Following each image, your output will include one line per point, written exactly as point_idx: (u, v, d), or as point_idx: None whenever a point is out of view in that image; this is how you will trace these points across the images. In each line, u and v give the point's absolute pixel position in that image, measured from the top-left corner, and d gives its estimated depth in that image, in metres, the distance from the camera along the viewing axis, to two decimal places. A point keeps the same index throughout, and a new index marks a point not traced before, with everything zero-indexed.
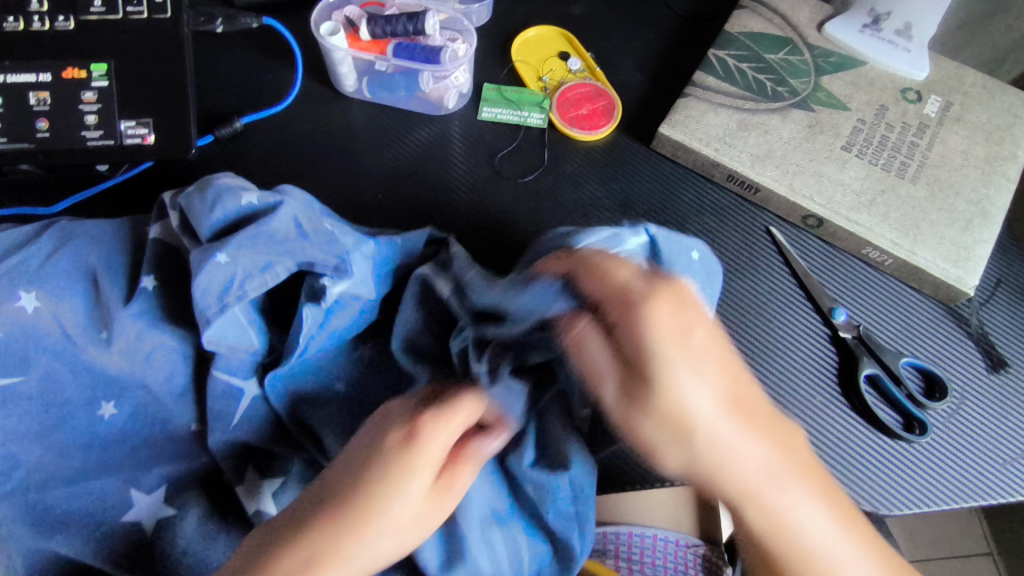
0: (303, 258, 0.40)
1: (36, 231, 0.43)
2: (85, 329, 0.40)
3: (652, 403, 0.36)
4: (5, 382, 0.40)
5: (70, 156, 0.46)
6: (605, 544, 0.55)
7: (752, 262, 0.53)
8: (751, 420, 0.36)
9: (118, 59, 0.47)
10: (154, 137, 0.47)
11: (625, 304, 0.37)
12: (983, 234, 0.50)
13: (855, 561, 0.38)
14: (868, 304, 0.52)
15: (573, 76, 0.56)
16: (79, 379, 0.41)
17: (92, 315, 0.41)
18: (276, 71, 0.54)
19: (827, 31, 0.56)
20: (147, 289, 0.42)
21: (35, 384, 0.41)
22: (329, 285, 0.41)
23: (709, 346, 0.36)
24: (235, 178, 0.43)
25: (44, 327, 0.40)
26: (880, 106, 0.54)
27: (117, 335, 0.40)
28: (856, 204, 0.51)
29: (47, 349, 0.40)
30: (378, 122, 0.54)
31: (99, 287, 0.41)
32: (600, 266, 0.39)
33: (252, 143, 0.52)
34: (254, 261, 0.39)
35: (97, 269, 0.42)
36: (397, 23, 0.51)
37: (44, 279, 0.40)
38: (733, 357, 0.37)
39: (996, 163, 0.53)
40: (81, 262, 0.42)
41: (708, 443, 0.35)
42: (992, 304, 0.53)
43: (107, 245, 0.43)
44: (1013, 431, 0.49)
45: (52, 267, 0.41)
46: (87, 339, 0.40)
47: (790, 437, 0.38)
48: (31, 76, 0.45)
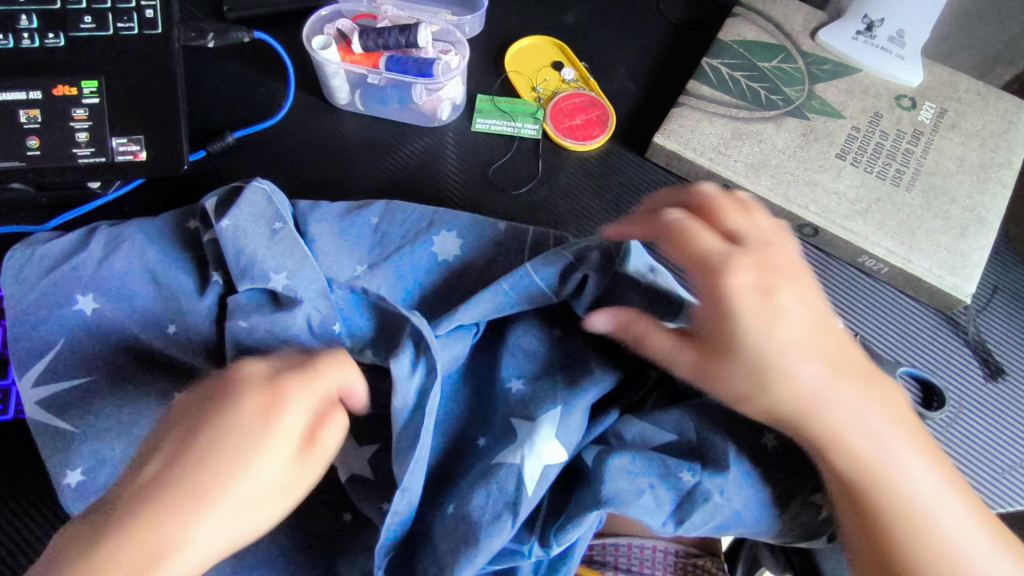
0: (309, 311, 0.41)
1: (82, 236, 0.44)
2: (153, 324, 0.42)
3: (725, 371, 0.38)
4: (74, 381, 0.41)
5: (61, 174, 0.46)
6: (603, 556, 0.54)
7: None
8: (842, 375, 0.37)
9: (108, 76, 0.47)
10: (146, 154, 0.47)
11: (709, 272, 0.39)
12: (980, 241, 0.50)
13: (852, 402, 0.37)
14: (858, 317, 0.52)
15: (567, 86, 0.56)
16: (144, 373, 0.42)
17: (158, 307, 0.43)
18: (270, 84, 0.54)
19: (821, 39, 0.56)
20: (217, 286, 0.43)
21: (102, 380, 0.41)
22: (338, 331, 0.42)
23: (792, 307, 0.38)
24: (253, 204, 0.43)
25: (109, 323, 0.42)
26: (875, 113, 0.54)
27: (187, 327, 0.42)
28: (851, 212, 0.51)
29: (114, 347, 0.42)
30: (372, 135, 0.54)
31: (162, 281, 0.43)
32: (686, 232, 0.40)
33: (246, 157, 0.52)
34: (263, 321, 0.41)
35: (156, 267, 0.43)
36: (389, 36, 0.51)
37: (101, 282, 0.42)
38: (825, 322, 0.39)
39: (991, 169, 0.53)
40: (135, 261, 0.43)
41: (821, 419, 0.37)
42: (989, 311, 0.53)
43: (155, 245, 0.44)
44: (1010, 441, 0.49)
45: (106, 268, 0.42)
46: (154, 332, 0.42)
47: (848, 364, 0.38)
48: (21, 93, 0.45)
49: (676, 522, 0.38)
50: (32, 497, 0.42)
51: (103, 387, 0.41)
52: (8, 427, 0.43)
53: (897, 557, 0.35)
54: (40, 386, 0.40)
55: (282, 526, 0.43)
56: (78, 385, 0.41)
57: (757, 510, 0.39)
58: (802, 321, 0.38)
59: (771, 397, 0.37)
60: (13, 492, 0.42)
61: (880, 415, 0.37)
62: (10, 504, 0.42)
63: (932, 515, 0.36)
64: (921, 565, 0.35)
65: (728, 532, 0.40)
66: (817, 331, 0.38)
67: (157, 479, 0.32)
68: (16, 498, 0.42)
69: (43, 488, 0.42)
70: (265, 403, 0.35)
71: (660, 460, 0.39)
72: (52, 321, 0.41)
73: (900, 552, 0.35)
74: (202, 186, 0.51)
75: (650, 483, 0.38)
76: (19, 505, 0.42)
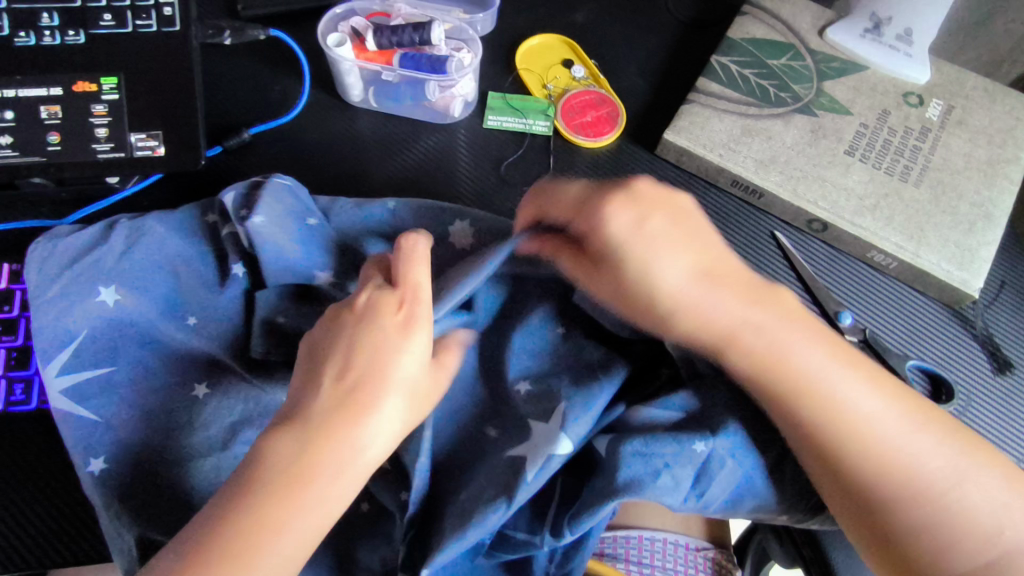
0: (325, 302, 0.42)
1: (102, 228, 0.44)
2: (172, 315, 0.43)
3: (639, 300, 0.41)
4: (95, 371, 0.41)
5: (81, 168, 0.47)
6: (615, 548, 0.54)
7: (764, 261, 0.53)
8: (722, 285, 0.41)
9: (127, 73, 0.47)
10: (164, 150, 0.48)
11: (583, 212, 0.42)
12: (987, 236, 0.51)
13: (740, 309, 0.40)
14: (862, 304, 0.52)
15: (577, 83, 0.57)
16: (165, 362, 0.43)
17: (176, 299, 0.44)
18: (284, 82, 0.55)
19: (829, 36, 0.56)
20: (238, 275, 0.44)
21: (124, 370, 0.42)
22: None
23: (662, 229, 0.42)
24: (277, 191, 0.45)
25: (130, 314, 0.42)
26: (883, 110, 0.54)
27: (203, 317, 0.43)
28: (860, 208, 0.51)
29: (136, 338, 0.42)
30: (385, 131, 0.55)
31: (180, 274, 0.44)
32: (555, 195, 0.44)
33: (261, 153, 0.53)
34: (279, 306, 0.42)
35: (174, 260, 0.44)
36: (403, 33, 0.51)
37: (121, 274, 0.43)
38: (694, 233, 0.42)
39: (998, 166, 0.53)
40: (155, 253, 0.44)
41: (717, 331, 0.40)
42: (997, 306, 0.53)
43: (174, 236, 0.45)
44: (1018, 433, 0.49)
45: (128, 260, 0.43)
46: (173, 322, 0.43)
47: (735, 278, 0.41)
48: (43, 90, 0.46)
49: (696, 496, 0.39)
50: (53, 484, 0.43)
51: (125, 377, 0.42)
52: (30, 418, 0.43)
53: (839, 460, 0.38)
54: (64, 375, 0.41)
55: None
56: (101, 375, 0.41)
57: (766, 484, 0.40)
58: (675, 247, 0.41)
59: (676, 323, 0.41)
60: (35, 481, 0.43)
61: (833, 367, 0.40)
62: (31, 491, 0.42)
63: (868, 421, 0.38)
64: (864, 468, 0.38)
65: (743, 507, 0.40)
66: (701, 252, 0.42)
67: (317, 405, 0.36)
68: (38, 486, 0.43)
69: (65, 477, 0.43)
70: (394, 314, 0.38)
71: (673, 438, 0.39)
72: (75, 312, 0.42)
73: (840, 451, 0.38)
74: (219, 181, 0.52)
75: (666, 463, 0.38)
76: (41, 493, 0.42)
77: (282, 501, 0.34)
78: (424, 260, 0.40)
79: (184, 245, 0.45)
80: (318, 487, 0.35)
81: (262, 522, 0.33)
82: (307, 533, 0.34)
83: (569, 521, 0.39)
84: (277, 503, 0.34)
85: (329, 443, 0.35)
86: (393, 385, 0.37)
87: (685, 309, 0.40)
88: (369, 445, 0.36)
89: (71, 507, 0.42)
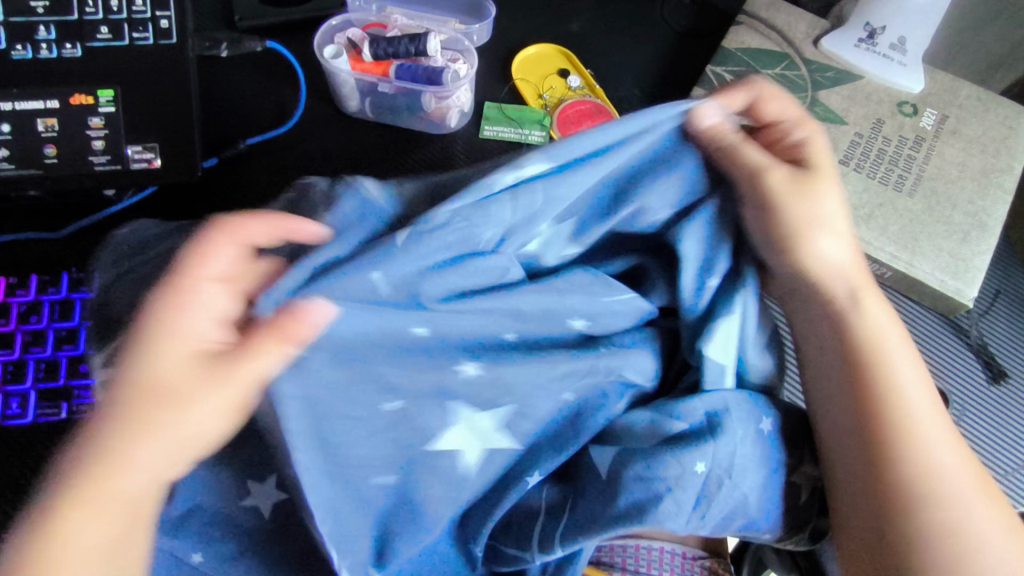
0: None
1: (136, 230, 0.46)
2: None
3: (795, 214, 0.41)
4: None
5: (78, 180, 0.48)
6: (611, 557, 0.49)
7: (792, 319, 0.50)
8: (854, 248, 0.43)
9: (124, 86, 0.47)
10: (160, 161, 0.49)
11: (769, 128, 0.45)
12: (981, 246, 0.51)
13: (846, 267, 0.42)
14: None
15: (573, 93, 0.57)
16: None
17: None
18: (281, 92, 0.55)
19: (824, 46, 0.57)
20: None
21: None
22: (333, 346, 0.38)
23: (832, 197, 0.43)
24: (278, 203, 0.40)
25: None
26: (877, 119, 0.55)
27: None
28: (855, 217, 0.51)
29: None
30: (381, 140, 0.54)
31: None
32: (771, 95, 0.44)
33: (257, 164, 0.53)
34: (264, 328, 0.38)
35: None
36: (399, 45, 0.52)
37: None
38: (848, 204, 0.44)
39: (992, 175, 0.53)
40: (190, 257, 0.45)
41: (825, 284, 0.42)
42: (992, 315, 0.54)
43: None
44: (1013, 443, 0.50)
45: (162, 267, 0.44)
46: None
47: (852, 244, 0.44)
48: (39, 103, 0.46)
49: (699, 518, 0.38)
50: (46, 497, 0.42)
51: None
52: (24, 432, 0.43)
53: (877, 433, 0.39)
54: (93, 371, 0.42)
55: None
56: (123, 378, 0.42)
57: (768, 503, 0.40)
58: (835, 203, 0.43)
59: (799, 263, 0.42)
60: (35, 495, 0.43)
61: (906, 357, 0.41)
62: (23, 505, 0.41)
63: (913, 406, 0.40)
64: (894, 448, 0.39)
65: (733, 523, 0.40)
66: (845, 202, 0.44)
67: (112, 411, 0.34)
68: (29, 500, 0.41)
69: None
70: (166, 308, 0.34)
71: (677, 457, 0.37)
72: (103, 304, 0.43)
73: (878, 423, 0.39)
74: (215, 193, 0.52)
75: (669, 484, 0.37)
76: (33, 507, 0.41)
77: (80, 507, 0.33)
78: (228, 275, 0.34)
79: None
80: (112, 488, 0.34)
81: (59, 531, 0.33)
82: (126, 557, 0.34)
83: (563, 536, 0.39)
84: (67, 517, 0.33)
85: (137, 451, 0.34)
86: (189, 403, 0.34)
87: (797, 217, 0.41)
88: (149, 455, 0.34)
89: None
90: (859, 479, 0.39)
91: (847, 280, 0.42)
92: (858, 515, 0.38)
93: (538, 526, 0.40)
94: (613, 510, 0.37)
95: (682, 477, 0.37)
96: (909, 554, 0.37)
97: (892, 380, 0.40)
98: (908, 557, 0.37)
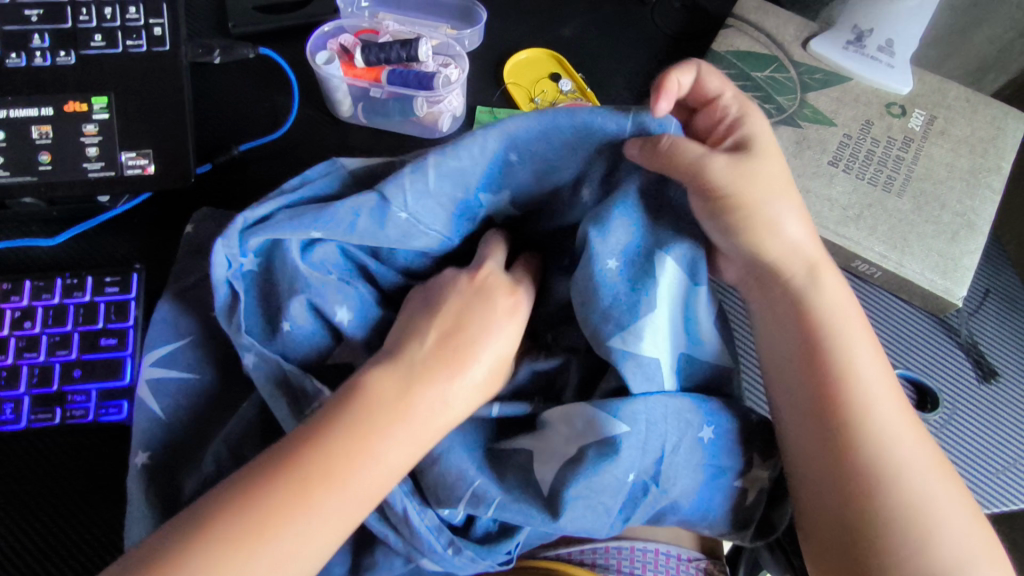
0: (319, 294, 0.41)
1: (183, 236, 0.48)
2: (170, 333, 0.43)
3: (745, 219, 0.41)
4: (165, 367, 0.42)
5: (72, 188, 0.47)
6: (607, 559, 0.49)
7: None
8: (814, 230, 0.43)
9: (118, 91, 0.48)
10: (154, 167, 0.48)
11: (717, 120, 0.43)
12: (970, 245, 0.51)
13: (811, 248, 0.42)
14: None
15: (564, 97, 0.57)
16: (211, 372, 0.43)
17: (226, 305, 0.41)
18: (274, 98, 0.55)
19: (812, 48, 0.57)
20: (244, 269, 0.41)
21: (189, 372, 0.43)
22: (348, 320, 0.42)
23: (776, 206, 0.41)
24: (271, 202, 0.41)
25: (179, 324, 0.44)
26: (866, 121, 0.55)
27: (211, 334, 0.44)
28: (844, 218, 0.52)
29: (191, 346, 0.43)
30: (373, 144, 0.55)
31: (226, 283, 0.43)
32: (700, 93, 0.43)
33: (250, 170, 0.53)
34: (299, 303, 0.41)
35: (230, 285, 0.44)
36: (391, 51, 0.52)
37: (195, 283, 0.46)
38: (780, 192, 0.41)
39: (980, 175, 0.54)
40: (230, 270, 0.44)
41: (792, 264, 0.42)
42: (981, 314, 0.54)
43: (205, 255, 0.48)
44: (1005, 441, 0.50)
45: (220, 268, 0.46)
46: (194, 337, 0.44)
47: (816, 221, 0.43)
48: (33, 110, 0.46)
49: (624, 523, 0.39)
50: (59, 508, 0.42)
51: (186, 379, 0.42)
52: (20, 438, 0.43)
53: (837, 424, 0.40)
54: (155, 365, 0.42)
55: None
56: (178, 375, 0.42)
57: (703, 499, 0.41)
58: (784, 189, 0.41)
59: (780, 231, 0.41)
60: (29, 497, 0.42)
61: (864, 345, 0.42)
62: (34, 517, 0.41)
63: (871, 397, 0.40)
64: (856, 439, 0.40)
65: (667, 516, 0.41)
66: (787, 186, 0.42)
67: (420, 352, 0.39)
68: (41, 509, 0.42)
69: (61, 487, 0.42)
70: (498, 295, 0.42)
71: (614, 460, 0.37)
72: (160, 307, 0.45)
73: (836, 413, 0.40)
74: (209, 199, 0.52)
75: (602, 485, 0.38)
76: (46, 520, 0.41)
77: (374, 429, 0.36)
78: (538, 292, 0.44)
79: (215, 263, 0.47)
80: (352, 471, 0.35)
81: (366, 447, 0.36)
82: (340, 520, 0.35)
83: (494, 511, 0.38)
84: (346, 452, 0.35)
85: (452, 391, 0.39)
86: (491, 368, 0.40)
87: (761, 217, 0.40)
88: (451, 411, 0.38)
89: (80, 530, 0.41)
90: (821, 473, 0.40)
91: (812, 262, 0.42)
92: (821, 513, 0.40)
93: (464, 499, 0.39)
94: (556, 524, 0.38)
95: (613, 476, 0.37)
96: (875, 543, 0.38)
97: (850, 369, 0.41)
98: (873, 548, 0.38)
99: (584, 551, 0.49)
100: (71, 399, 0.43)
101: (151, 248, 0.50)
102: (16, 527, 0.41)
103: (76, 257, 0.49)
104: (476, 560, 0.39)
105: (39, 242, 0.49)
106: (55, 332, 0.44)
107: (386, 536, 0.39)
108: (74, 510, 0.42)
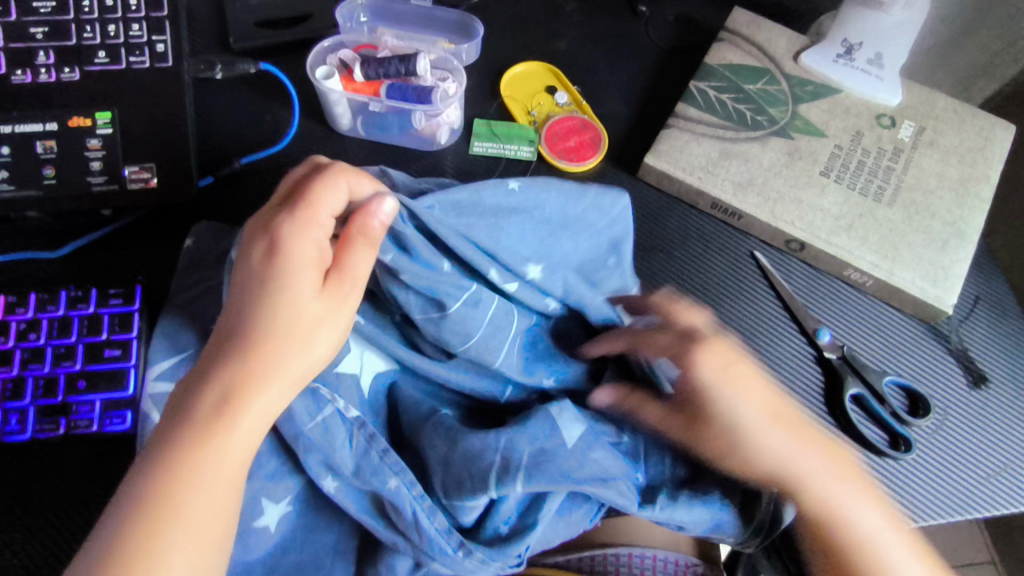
0: None
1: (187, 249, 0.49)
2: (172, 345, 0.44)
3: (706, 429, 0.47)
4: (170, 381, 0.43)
5: (76, 202, 0.48)
6: (605, 566, 0.50)
7: (760, 308, 0.54)
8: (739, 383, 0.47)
9: (121, 107, 0.49)
10: (157, 181, 0.49)
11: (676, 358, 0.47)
12: (959, 254, 0.52)
13: (738, 401, 0.47)
14: (764, 380, 0.51)
15: (560, 109, 0.58)
16: None
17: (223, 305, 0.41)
18: (276, 112, 0.56)
19: (804, 61, 0.58)
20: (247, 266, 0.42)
21: None
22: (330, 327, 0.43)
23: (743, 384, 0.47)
24: None
25: (181, 337, 0.45)
26: (857, 132, 0.56)
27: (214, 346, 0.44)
28: (836, 228, 0.53)
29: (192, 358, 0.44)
30: (372, 157, 0.56)
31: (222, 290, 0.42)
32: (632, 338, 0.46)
33: (251, 182, 0.54)
34: None
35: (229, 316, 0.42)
36: (389, 66, 0.53)
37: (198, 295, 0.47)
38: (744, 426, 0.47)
39: (969, 185, 0.55)
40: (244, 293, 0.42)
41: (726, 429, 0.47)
42: (972, 321, 0.55)
43: (207, 267, 0.48)
44: (997, 446, 0.50)
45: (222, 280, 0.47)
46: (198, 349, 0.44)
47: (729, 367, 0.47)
48: (38, 125, 0.47)
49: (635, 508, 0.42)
50: (70, 518, 0.42)
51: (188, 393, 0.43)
52: (26, 447, 0.43)
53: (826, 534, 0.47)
54: (160, 379, 0.43)
55: (293, 540, 0.42)
56: None
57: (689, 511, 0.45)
58: (739, 402, 0.47)
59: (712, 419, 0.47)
60: (33, 506, 0.42)
61: (824, 466, 0.46)
62: (38, 525, 0.42)
63: (841, 507, 0.46)
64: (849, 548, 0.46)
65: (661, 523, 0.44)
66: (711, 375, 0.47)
67: (219, 334, 0.38)
68: (45, 518, 0.42)
69: (64, 497, 0.43)
70: (267, 249, 0.38)
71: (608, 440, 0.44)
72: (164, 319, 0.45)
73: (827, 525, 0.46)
74: (210, 211, 0.53)
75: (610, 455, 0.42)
76: (57, 529, 0.42)
77: (199, 439, 0.36)
78: (348, 193, 0.40)
79: (217, 275, 0.47)
80: (193, 487, 0.35)
81: (195, 463, 0.35)
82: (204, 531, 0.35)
83: (529, 473, 0.40)
84: (180, 463, 0.35)
85: (266, 358, 0.37)
86: (308, 319, 0.38)
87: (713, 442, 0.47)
88: (271, 370, 0.37)
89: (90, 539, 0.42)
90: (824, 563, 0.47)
91: (742, 414, 0.47)
92: None
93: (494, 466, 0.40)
94: (587, 473, 0.40)
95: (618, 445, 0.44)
96: None
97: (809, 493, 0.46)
98: None
99: (583, 559, 0.50)
100: (76, 410, 0.44)
101: (154, 259, 0.51)
102: (27, 537, 0.42)
103: (80, 269, 0.50)
104: (487, 561, 0.40)
105: (44, 255, 0.49)
106: (60, 343, 0.45)
107: (395, 543, 0.41)
108: (85, 519, 0.42)
